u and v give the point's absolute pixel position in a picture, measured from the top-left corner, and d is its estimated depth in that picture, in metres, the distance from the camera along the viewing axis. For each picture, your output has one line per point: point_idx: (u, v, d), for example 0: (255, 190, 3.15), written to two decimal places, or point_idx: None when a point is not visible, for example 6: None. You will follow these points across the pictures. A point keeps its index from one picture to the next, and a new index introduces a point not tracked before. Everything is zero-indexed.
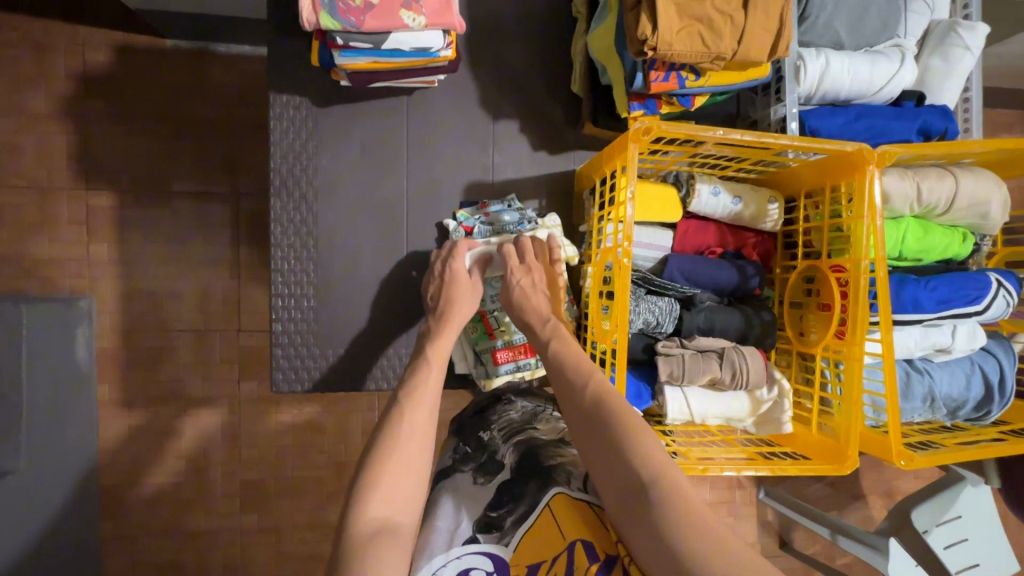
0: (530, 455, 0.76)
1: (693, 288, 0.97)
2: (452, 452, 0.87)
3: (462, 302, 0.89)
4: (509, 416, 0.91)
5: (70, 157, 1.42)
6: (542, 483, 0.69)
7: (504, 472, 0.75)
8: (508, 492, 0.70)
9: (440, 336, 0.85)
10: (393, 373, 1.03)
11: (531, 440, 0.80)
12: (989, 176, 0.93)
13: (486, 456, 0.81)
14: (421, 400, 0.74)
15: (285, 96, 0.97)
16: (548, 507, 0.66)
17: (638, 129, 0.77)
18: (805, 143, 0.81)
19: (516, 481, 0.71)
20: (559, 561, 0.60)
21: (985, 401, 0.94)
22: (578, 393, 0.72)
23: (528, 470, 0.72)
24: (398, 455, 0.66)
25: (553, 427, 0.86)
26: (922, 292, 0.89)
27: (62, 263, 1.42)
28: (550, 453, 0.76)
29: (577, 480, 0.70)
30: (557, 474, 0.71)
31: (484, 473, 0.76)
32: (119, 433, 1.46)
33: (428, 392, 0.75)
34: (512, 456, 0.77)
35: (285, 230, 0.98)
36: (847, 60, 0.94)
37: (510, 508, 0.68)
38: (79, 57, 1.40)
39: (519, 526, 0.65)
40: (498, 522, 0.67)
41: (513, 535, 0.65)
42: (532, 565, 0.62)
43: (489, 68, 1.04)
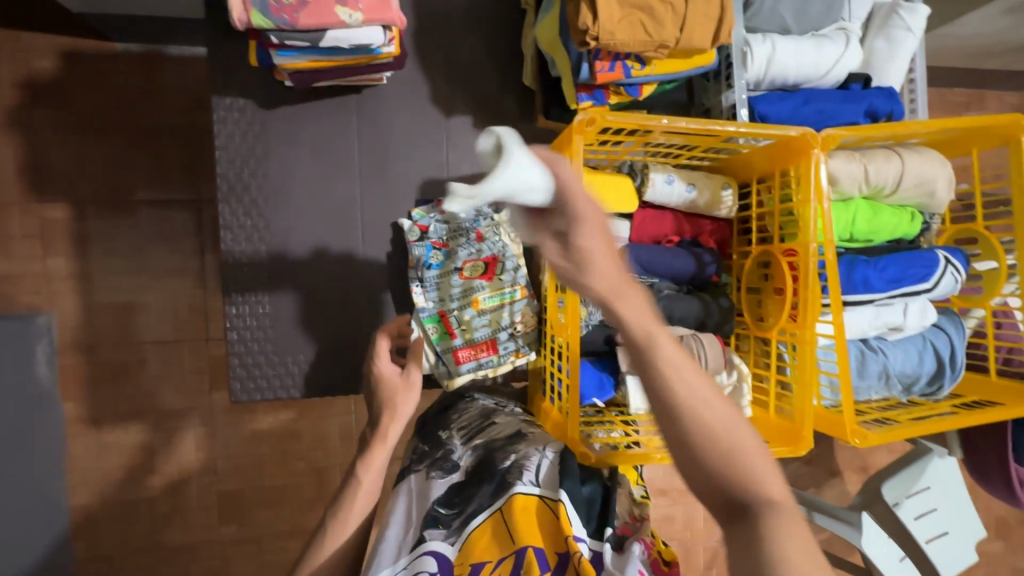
0: (486, 456, 0.81)
1: (651, 278, 0.97)
2: (411, 451, 0.92)
3: (393, 420, 0.82)
4: (469, 415, 0.96)
5: (21, 169, 1.37)
6: (495, 487, 0.74)
7: (456, 473, 0.81)
8: (461, 493, 0.76)
9: (371, 454, 0.80)
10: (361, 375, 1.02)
11: (488, 442, 0.84)
12: (934, 156, 0.94)
13: (440, 455, 0.86)
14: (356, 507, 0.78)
15: (229, 99, 0.94)
16: (500, 511, 0.70)
17: (581, 121, 0.76)
18: (752, 129, 0.81)
19: (470, 482, 0.78)
20: (505, 561, 0.65)
21: (937, 376, 0.96)
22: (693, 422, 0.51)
23: (482, 471, 0.78)
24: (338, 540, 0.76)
25: (510, 421, 0.91)
26: (872, 271, 0.91)
27: (18, 278, 1.38)
28: (504, 452, 0.80)
29: (530, 474, 0.75)
30: (511, 474, 0.75)
31: (438, 470, 0.82)
32: (87, 450, 1.42)
33: (359, 505, 0.78)
34: (468, 458, 0.83)
35: (236, 236, 0.96)
36: (792, 44, 0.94)
37: (460, 509, 0.74)
38: (24, 64, 1.35)
39: (464, 527, 0.71)
40: (446, 519, 0.73)
41: (459, 534, 0.70)
42: (476, 565, 0.66)
43: (440, 62, 1.02)
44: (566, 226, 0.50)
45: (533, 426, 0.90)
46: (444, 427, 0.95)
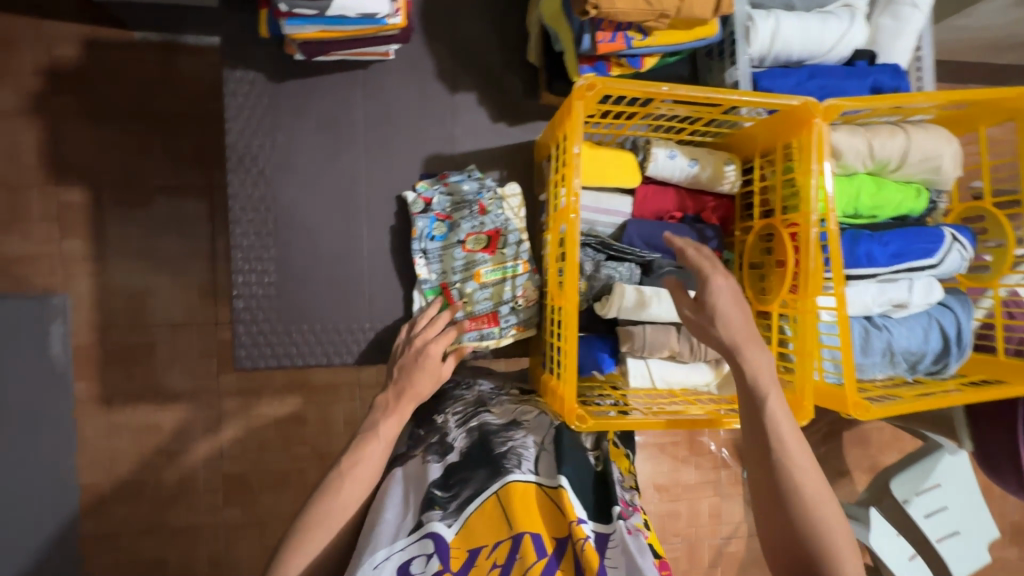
0: (481, 441, 0.81)
1: (652, 253, 0.98)
2: (406, 437, 0.90)
3: (410, 402, 0.83)
4: (464, 399, 0.94)
5: (41, 155, 1.41)
6: (491, 472, 0.75)
7: (452, 454, 0.81)
8: (456, 475, 0.76)
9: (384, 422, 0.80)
10: (368, 347, 1.02)
11: (484, 426, 0.84)
12: (940, 132, 0.94)
13: (436, 439, 0.85)
14: (357, 478, 0.76)
15: (239, 71, 0.96)
16: (496, 496, 0.72)
17: (581, 86, 0.76)
18: (753, 98, 0.82)
19: (465, 464, 0.78)
20: (503, 543, 0.68)
21: (943, 354, 0.95)
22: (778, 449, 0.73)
23: (477, 456, 0.78)
24: (329, 514, 0.74)
25: (506, 408, 0.90)
26: (875, 246, 0.90)
27: (35, 260, 1.42)
28: (500, 437, 0.81)
29: (528, 462, 0.77)
30: (509, 460, 0.76)
31: (434, 453, 0.81)
32: (97, 429, 1.45)
33: (368, 469, 0.77)
34: (463, 440, 0.83)
35: (243, 206, 0.98)
36: (797, 20, 0.94)
37: (456, 492, 0.74)
38: (46, 52, 1.40)
39: (462, 511, 0.72)
40: (442, 501, 0.73)
41: (456, 518, 0.71)
42: (473, 549, 0.69)
43: (448, 42, 1.04)
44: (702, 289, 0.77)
45: (528, 409, 0.90)
46: (439, 410, 0.93)
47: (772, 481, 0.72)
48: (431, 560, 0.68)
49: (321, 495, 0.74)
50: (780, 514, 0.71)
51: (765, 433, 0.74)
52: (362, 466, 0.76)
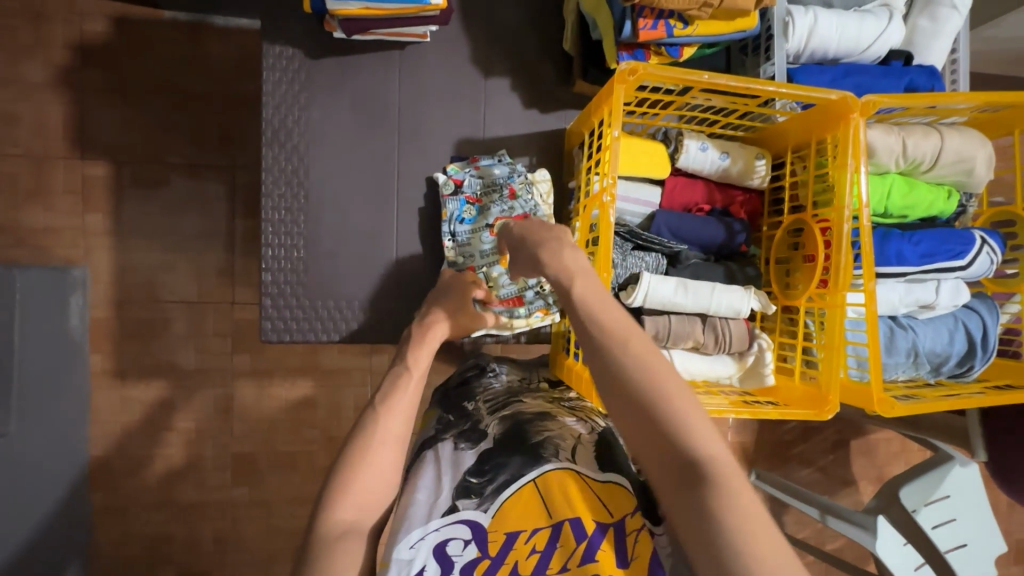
0: (516, 429, 0.80)
1: (679, 244, 0.98)
2: (436, 421, 0.92)
3: (438, 334, 0.87)
4: (493, 390, 0.97)
5: (68, 129, 1.42)
6: (528, 459, 0.73)
7: (485, 440, 0.80)
8: (490, 461, 0.74)
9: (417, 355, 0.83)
10: (390, 327, 1.03)
11: (518, 414, 0.84)
12: (974, 134, 0.94)
13: (469, 426, 0.86)
14: (398, 410, 0.75)
15: (278, 47, 0.97)
16: (534, 484, 0.70)
17: (623, 70, 0.77)
18: (791, 90, 0.82)
19: (500, 451, 0.76)
20: (541, 531, 0.67)
21: (968, 356, 0.95)
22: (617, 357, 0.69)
23: (511, 443, 0.77)
24: (375, 442, 0.73)
25: (538, 401, 0.91)
26: (906, 245, 0.90)
27: (57, 232, 1.43)
28: (537, 427, 0.80)
29: (565, 452, 0.75)
30: (545, 449, 0.75)
31: (466, 441, 0.81)
32: (110, 403, 1.46)
33: (406, 401, 0.77)
34: (496, 428, 0.82)
35: (276, 180, 0.98)
36: (834, 17, 0.94)
37: (491, 477, 0.72)
38: (77, 27, 1.41)
39: (497, 495, 0.70)
40: (478, 488, 0.71)
41: (493, 502, 0.69)
42: (511, 534, 0.67)
43: (483, 27, 1.04)
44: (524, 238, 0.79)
45: (556, 404, 0.90)
46: (470, 398, 0.95)
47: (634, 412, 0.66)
48: (469, 546, 0.67)
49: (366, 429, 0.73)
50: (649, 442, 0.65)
51: (617, 363, 0.67)
52: (401, 400, 0.77)
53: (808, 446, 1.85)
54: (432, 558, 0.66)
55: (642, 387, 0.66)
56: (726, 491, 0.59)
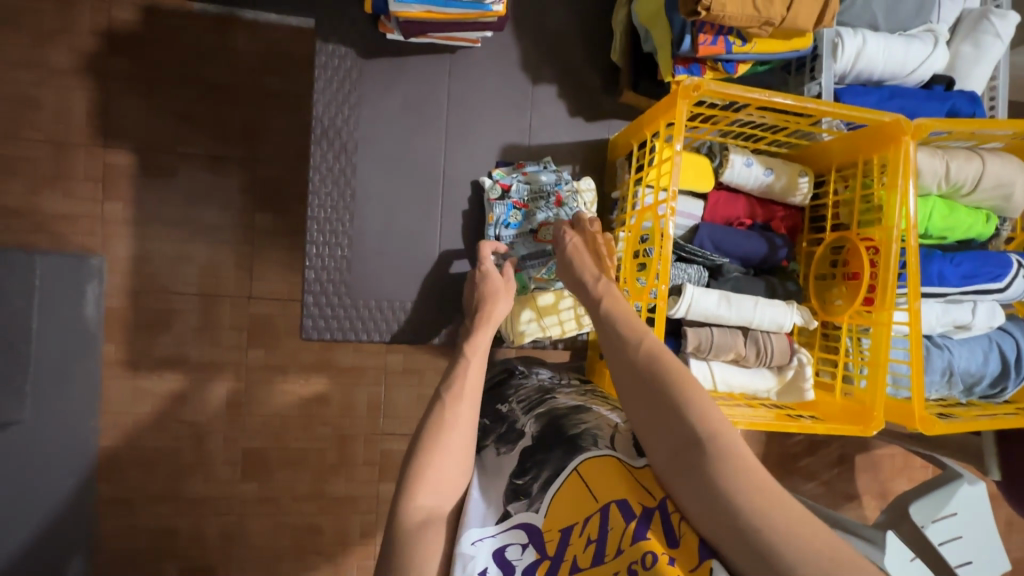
0: (553, 424, 0.78)
1: (721, 257, 0.99)
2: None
3: (491, 320, 0.87)
4: (526, 391, 0.96)
5: (90, 115, 1.41)
6: (567, 450, 0.72)
7: (523, 439, 0.79)
8: (532, 458, 0.73)
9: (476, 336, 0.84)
10: (429, 327, 1.03)
11: (552, 410, 0.82)
12: (1014, 160, 0.96)
13: (506, 428, 0.86)
14: (466, 394, 0.76)
15: (331, 46, 0.97)
16: (577, 473, 0.68)
17: (688, 85, 0.78)
18: (847, 110, 0.83)
19: (539, 448, 0.75)
20: (592, 519, 0.64)
21: (1001, 377, 0.97)
22: (624, 348, 0.73)
23: (550, 438, 0.75)
24: (448, 423, 0.72)
25: (572, 397, 0.90)
26: (948, 266, 0.92)
27: (75, 219, 1.41)
28: (573, 420, 0.78)
29: (604, 440, 0.73)
30: (584, 438, 0.73)
31: (506, 444, 0.81)
32: (122, 393, 1.45)
33: (472, 383, 0.77)
34: (532, 425, 0.81)
35: (324, 178, 0.98)
36: (882, 40, 0.96)
37: (536, 474, 0.71)
38: (105, 15, 1.40)
39: (545, 491, 0.68)
40: (525, 488, 0.70)
41: (542, 501, 0.68)
42: (565, 529, 0.65)
43: (530, 35, 1.05)
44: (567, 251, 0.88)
45: (595, 400, 0.88)
46: (504, 401, 0.95)
47: (643, 391, 0.69)
48: (527, 550, 0.65)
49: (437, 413, 0.73)
50: (655, 420, 0.67)
51: (628, 350, 0.73)
52: (468, 383, 0.77)
53: (813, 459, 1.87)
54: (492, 562, 0.64)
55: (650, 373, 0.69)
56: (727, 467, 0.60)
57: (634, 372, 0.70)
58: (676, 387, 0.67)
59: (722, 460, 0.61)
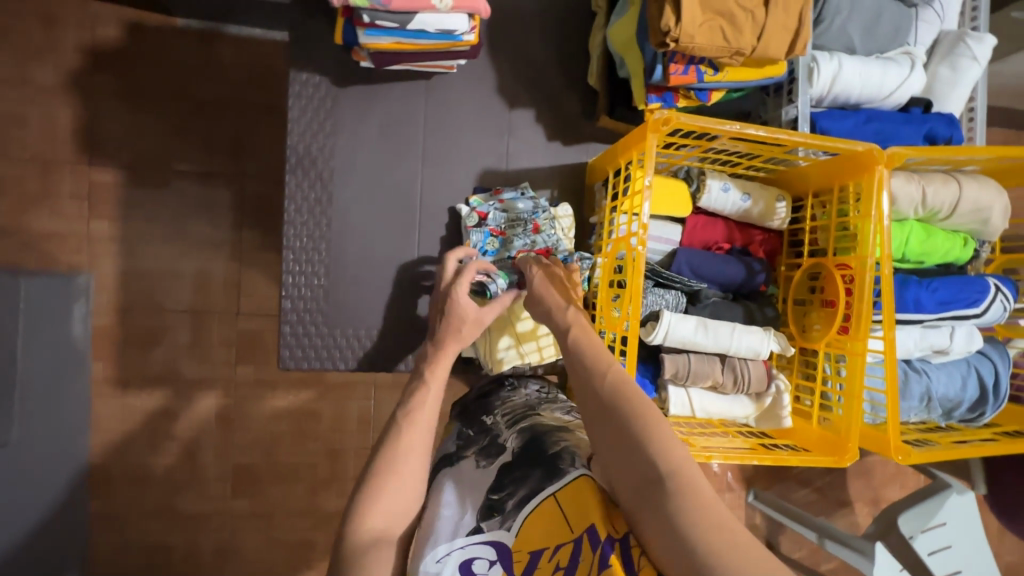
0: (535, 441, 0.76)
1: (699, 282, 0.98)
2: (455, 436, 0.90)
3: (456, 339, 0.85)
4: (512, 402, 0.94)
5: (76, 133, 1.40)
6: (546, 471, 0.69)
7: (504, 454, 0.78)
8: (511, 475, 0.72)
9: (436, 359, 0.82)
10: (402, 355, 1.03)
11: (535, 427, 0.80)
12: (991, 183, 0.95)
13: (488, 441, 0.84)
14: (425, 417, 0.74)
15: (305, 75, 0.97)
16: (553, 497, 0.66)
17: (658, 119, 0.79)
18: (818, 141, 0.83)
19: (519, 464, 0.73)
20: (564, 546, 0.63)
21: (979, 403, 0.97)
22: (590, 379, 0.71)
23: (531, 456, 0.73)
24: (403, 447, 0.70)
25: (556, 415, 0.87)
26: (924, 292, 0.91)
27: (61, 238, 1.40)
28: (553, 438, 0.76)
29: (582, 459, 0.71)
30: (563, 459, 0.71)
31: (485, 456, 0.79)
32: (111, 412, 1.43)
33: (431, 406, 0.75)
34: (514, 440, 0.80)
35: (299, 208, 0.98)
36: (860, 64, 0.96)
37: (512, 491, 0.69)
38: (89, 32, 1.39)
39: (520, 510, 0.67)
40: (500, 505, 0.68)
41: (516, 518, 0.66)
42: (534, 552, 0.64)
43: (507, 57, 1.05)
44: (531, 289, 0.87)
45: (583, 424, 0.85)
46: (488, 412, 0.94)
47: (606, 424, 0.67)
48: (494, 566, 0.65)
49: (394, 436, 0.71)
50: (618, 453, 0.64)
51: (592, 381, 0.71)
52: (426, 405, 0.75)
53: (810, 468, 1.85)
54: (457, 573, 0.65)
55: (614, 407, 0.67)
56: (687, 506, 0.58)
57: (597, 403, 0.68)
58: (637, 420, 0.65)
59: (682, 499, 0.58)
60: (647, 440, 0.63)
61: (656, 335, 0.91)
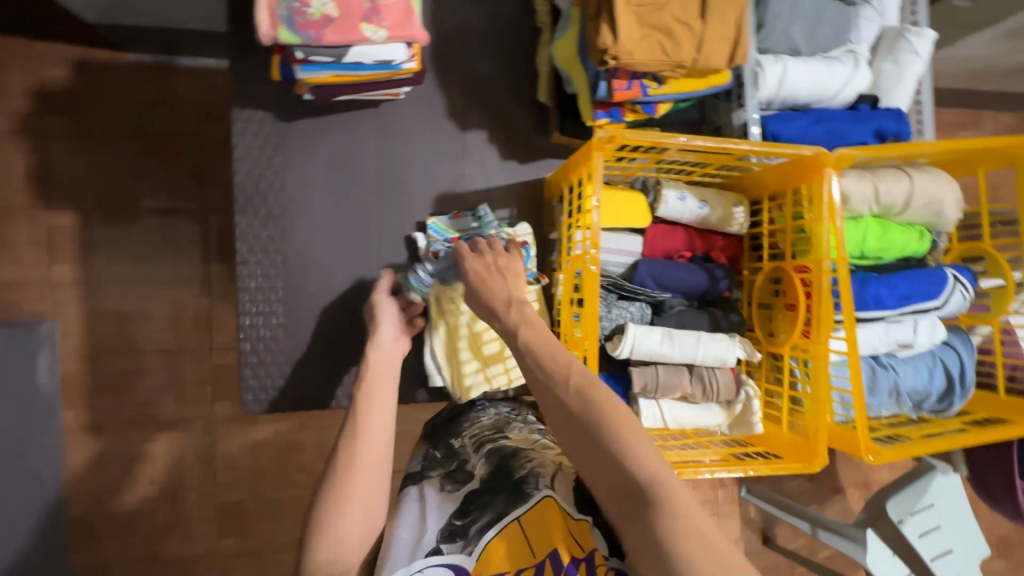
0: (501, 466, 0.75)
1: (663, 292, 0.98)
2: (421, 458, 0.89)
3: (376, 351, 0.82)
4: (480, 425, 0.92)
5: (30, 177, 1.36)
6: (511, 497, 0.68)
7: (472, 482, 0.76)
8: (476, 501, 0.70)
9: (373, 374, 0.79)
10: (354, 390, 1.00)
11: (501, 449, 0.79)
12: (941, 176, 0.96)
13: (456, 465, 0.82)
14: (372, 431, 0.71)
15: (248, 111, 0.95)
16: (518, 521, 0.65)
17: (601, 138, 0.78)
18: (766, 148, 0.84)
19: (484, 491, 0.72)
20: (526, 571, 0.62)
21: (947, 394, 0.97)
22: (557, 388, 0.65)
23: (496, 482, 0.72)
24: (351, 465, 0.68)
25: (525, 436, 0.86)
26: (883, 289, 0.92)
27: (23, 285, 1.36)
28: (519, 460, 0.75)
29: (546, 479, 0.70)
30: (528, 483, 0.70)
31: (452, 482, 0.77)
32: (86, 460, 1.39)
33: (375, 422, 0.72)
34: (482, 466, 0.77)
35: (252, 247, 0.96)
36: (804, 65, 0.96)
37: (475, 516, 0.68)
38: (36, 73, 1.35)
39: (482, 535, 0.65)
40: (462, 531, 0.67)
41: (477, 543, 0.65)
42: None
43: (457, 78, 1.03)
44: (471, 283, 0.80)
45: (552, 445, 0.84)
46: (455, 435, 0.92)
47: (576, 433, 0.62)
48: None
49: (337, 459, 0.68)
50: (593, 466, 0.60)
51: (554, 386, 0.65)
52: (370, 422, 0.72)
53: None
54: None
55: (586, 414, 0.62)
56: (664, 512, 0.54)
57: (562, 410, 0.63)
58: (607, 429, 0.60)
59: (664, 508, 0.54)
60: (621, 448, 0.59)
61: (624, 349, 0.91)
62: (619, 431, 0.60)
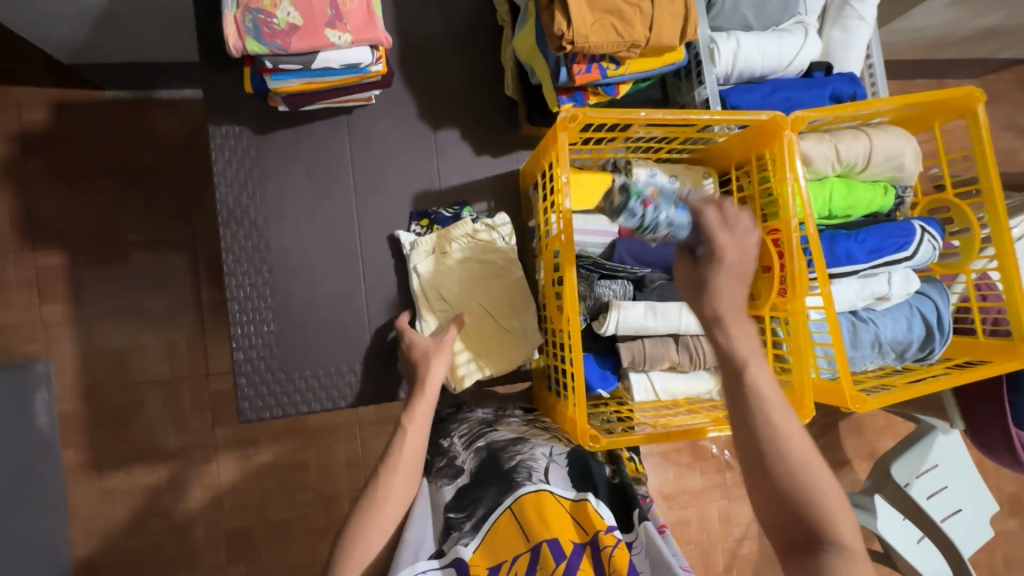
0: (491, 457, 0.80)
1: (643, 268, 1.01)
2: None
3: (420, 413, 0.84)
4: (471, 421, 0.94)
5: (15, 221, 1.38)
6: (501, 487, 0.74)
7: (462, 476, 0.81)
8: (469, 495, 0.77)
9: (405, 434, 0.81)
10: (348, 389, 1.02)
11: (492, 443, 0.83)
12: (898, 132, 1.00)
13: (444, 463, 0.87)
14: (390, 499, 0.76)
15: (224, 128, 0.98)
16: (510, 511, 0.71)
17: (564, 118, 0.81)
18: (726, 116, 0.87)
19: (476, 484, 0.78)
20: (521, 560, 0.67)
21: (927, 341, 1.00)
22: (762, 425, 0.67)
23: (486, 474, 0.78)
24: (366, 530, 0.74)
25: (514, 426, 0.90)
26: (853, 244, 0.95)
27: (14, 328, 1.37)
28: (507, 452, 0.80)
29: (538, 473, 0.76)
30: (519, 474, 0.75)
31: (445, 477, 0.83)
32: (89, 498, 1.38)
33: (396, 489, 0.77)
34: (472, 461, 0.83)
35: (238, 259, 0.98)
36: (756, 39, 1.00)
37: (470, 512, 0.75)
38: (14, 119, 1.37)
39: (479, 528, 0.72)
40: (457, 523, 0.74)
41: (473, 536, 0.72)
42: (492, 567, 0.68)
43: (426, 84, 1.07)
44: (709, 266, 0.71)
45: (540, 432, 0.88)
46: (446, 433, 0.94)
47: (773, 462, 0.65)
48: None
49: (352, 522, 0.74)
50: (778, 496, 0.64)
51: (757, 415, 0.66)
52: (390, 491, 0.77)
53: None
54: None
55: (788, 459, 0.65)
56: (857, 567, 0.59)
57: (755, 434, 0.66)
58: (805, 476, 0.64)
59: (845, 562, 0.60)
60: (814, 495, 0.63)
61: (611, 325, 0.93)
62: (811, 455, 0.66)
